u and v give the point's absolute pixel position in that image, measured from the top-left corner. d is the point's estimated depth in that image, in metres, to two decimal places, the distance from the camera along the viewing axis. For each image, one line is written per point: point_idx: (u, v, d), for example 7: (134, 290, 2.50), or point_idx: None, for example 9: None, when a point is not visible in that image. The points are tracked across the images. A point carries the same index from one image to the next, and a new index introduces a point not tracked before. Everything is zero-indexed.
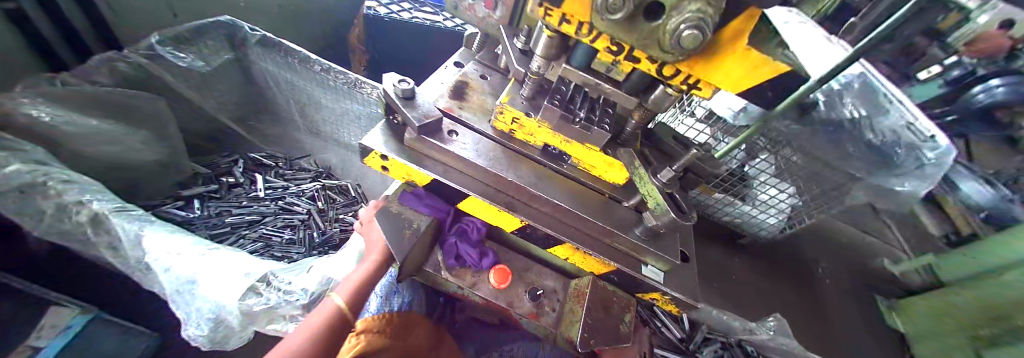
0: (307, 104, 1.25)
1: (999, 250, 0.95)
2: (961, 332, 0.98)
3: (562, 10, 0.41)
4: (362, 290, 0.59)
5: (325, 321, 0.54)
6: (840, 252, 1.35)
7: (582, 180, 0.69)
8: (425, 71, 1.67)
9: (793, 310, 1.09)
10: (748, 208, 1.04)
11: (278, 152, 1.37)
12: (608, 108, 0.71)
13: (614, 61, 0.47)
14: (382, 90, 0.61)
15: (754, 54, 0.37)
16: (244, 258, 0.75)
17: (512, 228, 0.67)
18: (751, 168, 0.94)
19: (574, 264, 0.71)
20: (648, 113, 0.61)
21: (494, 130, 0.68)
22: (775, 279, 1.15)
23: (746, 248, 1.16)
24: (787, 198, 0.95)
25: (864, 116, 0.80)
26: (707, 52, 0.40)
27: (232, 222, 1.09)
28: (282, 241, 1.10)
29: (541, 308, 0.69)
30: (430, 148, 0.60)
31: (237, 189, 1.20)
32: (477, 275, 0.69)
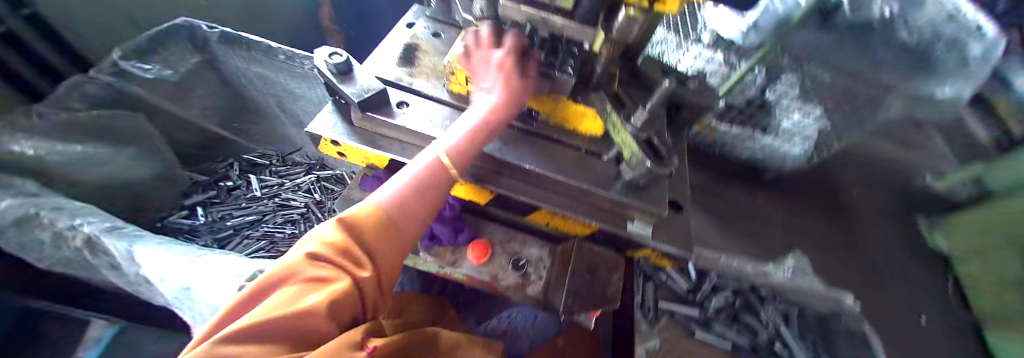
0: (285, 97, 1.13)
1: (999, 263, 0.84)
2: (991, 252, 0.87)
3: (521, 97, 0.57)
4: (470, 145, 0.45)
5: (424, 175, 0.42)
6: (882, 176, 1.15)
7: (555, 137, 0.58)
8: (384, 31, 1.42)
9: (837, 255, 0.98)
10: (769, 141, 0.90)
11: (270, 151, 1.36)
12: (541, 30, 0.47)
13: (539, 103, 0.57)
14: (316, 68, 0.58)
15: (588, 112, 0.55)
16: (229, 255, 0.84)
17: (486, 201, 0.63)
18: (771, 93, 0.86)
19: (557, 228, 0.65)
20: (620, 47, 0.46)
21: (451, 93, 0.62)
22: (809, 213, 1.04)
23: (773, 185, 1.04)
24: (812, 121, 0.84)
25: (898, 13, 0.82)
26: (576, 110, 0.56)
27: (234, 225, 1.14)
28: (285, 236, 1.13)
29: (526, 278, 0.64)
30: (378, 125, 0.56)
31: (237, 191, 1.23)
32: (457, 253, 0.66)
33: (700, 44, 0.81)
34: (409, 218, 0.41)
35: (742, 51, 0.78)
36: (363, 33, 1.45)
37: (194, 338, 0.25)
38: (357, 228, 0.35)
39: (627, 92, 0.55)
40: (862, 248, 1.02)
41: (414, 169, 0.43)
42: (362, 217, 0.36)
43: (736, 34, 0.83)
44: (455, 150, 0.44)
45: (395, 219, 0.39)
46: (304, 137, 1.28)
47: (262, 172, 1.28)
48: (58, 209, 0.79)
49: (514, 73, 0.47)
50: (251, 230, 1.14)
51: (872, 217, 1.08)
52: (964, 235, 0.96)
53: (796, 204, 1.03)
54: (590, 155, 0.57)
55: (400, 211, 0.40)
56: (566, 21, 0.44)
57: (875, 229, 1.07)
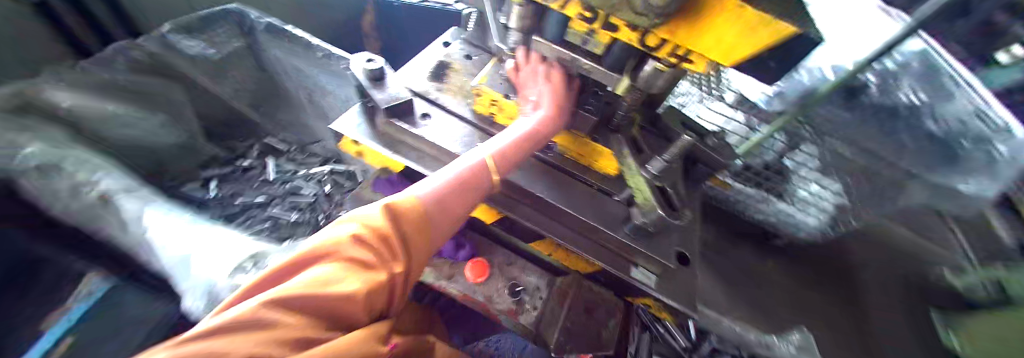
0: (314, 91, 1.18)
1: None
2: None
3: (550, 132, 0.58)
4: (513, 154, 0.48)
5: (467, 177, 0.44)
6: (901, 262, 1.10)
7: (570, 170, 0.59)
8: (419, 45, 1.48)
9: (843, 336, 0.94)
10: (785, 205, 0.91)
11: (290, 137, 1.37)
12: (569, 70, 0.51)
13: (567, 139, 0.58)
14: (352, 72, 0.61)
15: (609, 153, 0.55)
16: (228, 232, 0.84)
17: (492, 220, 0.63)
18: (789, 161, 0.86)
19: (559, 260, 0.64)
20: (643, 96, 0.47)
21: (475, 114, 0.63)
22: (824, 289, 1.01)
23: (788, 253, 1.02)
24: (832, 195, 0.87)
25: (923, 101, 0.82)
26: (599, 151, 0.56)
27: (243, 204, 1.15)
28: (289, 222, 1.12)
29: (521, 306, 0.62)
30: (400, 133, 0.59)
31: (252, 172, 1.25)
32: (455, 267, 0.65)
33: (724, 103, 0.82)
34: (446, 215, 0.42)
35: (766, 114, 0.78)
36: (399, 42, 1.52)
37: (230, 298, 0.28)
38: (397, 218, 0.36)
39: (646, 140, 0.56)
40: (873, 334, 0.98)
41: (460, 168, 0.44)
42: (404, 207, 0.38)
43: (760, 97, 0.81)
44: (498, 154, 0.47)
45: (432, 213, 0.40)
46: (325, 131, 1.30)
47: (280, 157, 1.30)
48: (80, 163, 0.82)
49: (560, 91, 0.52)
50: (258, 211, 1.15)
51: (882, 300, 1.07)
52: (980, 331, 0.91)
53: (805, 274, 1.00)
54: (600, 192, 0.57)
55: (439, 207, 0.41)
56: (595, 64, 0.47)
57: (885, 313, 1.06)
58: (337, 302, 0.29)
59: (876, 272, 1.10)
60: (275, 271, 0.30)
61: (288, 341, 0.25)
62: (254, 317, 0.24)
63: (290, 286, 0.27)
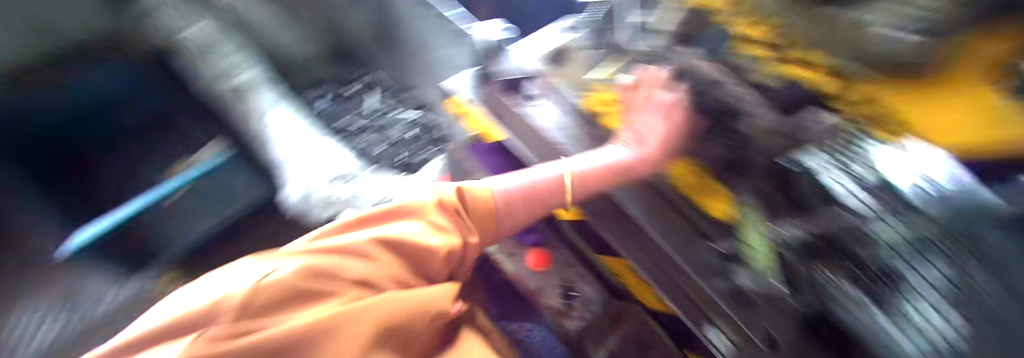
0: (422, 44, 1.23)
1: None
2: None
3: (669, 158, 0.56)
4: (597, 181, 0.52)
5: (545, 187, 0.51)
6: None
7: (671, 198, 0.53)
8: None
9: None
10: None
11: (393, 74, 1.37)
12: (711, 96, 0.49)
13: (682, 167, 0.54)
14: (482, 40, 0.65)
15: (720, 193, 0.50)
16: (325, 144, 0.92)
17: (568, 217, 0.62)
18: None
19: (626, 285, 0.59)
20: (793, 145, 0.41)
21: (584, 109, 0.60)
22: None
23: None
24: None
25: None
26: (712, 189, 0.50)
27: (343, 124, 1.26)
28: (375, 153, 1.19)
29: (569, 310, 0.63)
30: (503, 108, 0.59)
31: (356, 99, 1.32)
32: (516, 248, 0.69)
33: None
34: (514, 215, 0.50)
35: None
36: None
37: (345, 222, 0.40)
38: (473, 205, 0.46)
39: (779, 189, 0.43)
40: None
41: (541, 178, 0.52)
42: (481, 196, 0.47)
43: None
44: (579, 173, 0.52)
45: (504, 210, 0.49)
46: (423, 81, 1.31)
47: (382, 91, 1.34)
48: None
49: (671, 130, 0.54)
50: (354, 136, 1.23)
51: None
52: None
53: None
54: (696, 233, 0.51)
55: (510, 205, 0.49)
56: (741, 88, 0.45)
57: None
58: (420, 252, 0.39)
59: None
60: (375, 214, 0.41)
61: (384, 268, 0.35)
62: (355, 246, 0.35)
63: (383, 232, 0.38)
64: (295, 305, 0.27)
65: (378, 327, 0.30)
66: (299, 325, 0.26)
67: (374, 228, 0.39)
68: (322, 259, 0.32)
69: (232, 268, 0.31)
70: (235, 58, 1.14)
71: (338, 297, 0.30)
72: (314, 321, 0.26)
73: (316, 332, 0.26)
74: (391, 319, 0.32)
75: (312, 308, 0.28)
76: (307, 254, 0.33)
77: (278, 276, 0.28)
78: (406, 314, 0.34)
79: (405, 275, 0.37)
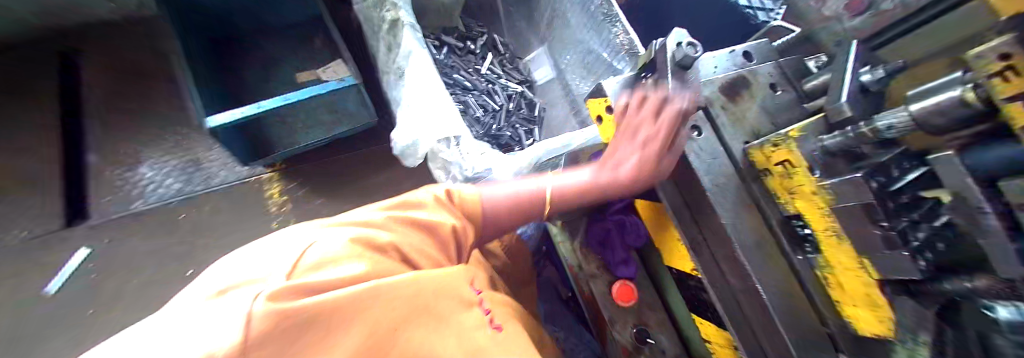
0: (557, 17, 1.18)
1: None
2: None
3: (825, 240, 0.46)
4: (570, 200, 0.57)
5: (527, 196, 0.57)
6: None
7: (811, 291, 0.49)
8: None
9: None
10: None
11: (509, 42, 1.37)
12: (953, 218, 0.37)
13: (838, 256, 0.45)
14: (660, 42, 0.55)
15: (883, 310, 0.42)
16: None
17: (674, 265, 0.59)
18: None
19: (710, 349, 0.59)
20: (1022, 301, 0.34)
21: (746, 159, 0.51)
22: None
23: None
24: None
25: None
26: (874, 300, 0.43)
27: (452, 80, 1.22)
28: (471, 116, 1.17)
29: (640, 351, 0.59)
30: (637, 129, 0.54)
31: (469, 56, 1.30)
32: (603, 271, 0.64)
33: None
34: (502, 216, 0.56)
35: None
36: None
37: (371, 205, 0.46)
38: (467, 204, 0.52)
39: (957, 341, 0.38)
40: None
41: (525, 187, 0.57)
42: (472, 197, 0.53)
43: None
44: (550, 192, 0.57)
45: (489, 206, 0.55)
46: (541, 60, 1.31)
47: (496, 54, 1.33)
48: None
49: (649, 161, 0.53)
50: (458, 93, 1.21)
51: None
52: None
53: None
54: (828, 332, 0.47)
55: (496, 204, 0.55)
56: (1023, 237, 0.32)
57: None
58: (429, 229, 0.45)
59: None
60: (390, 202, 0.46)
61: (405, 247, 0.40)
62: (373, 223, 0.40)
63: (396, 215, 0.43)
64: (335, 269, 0.31)
65: (412, 300, 0.33)
66: (348, 292, 0.28)
67: (394, 212, 0.44)
68: (353, 233, 0.36)
69: (268, 240, 0.34)
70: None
71: (372, 266, 0.33)
72: (359, 290, 0.29)
73: (362, 296, 0.29)
74: (421, 293, 0.34)
75: (354, 274, 0.31)
76: (335, 229, 0.37)
77: (323, 250, 0.32)
78: (434, 294, 0.35)
79: (424, 256, 0.42)
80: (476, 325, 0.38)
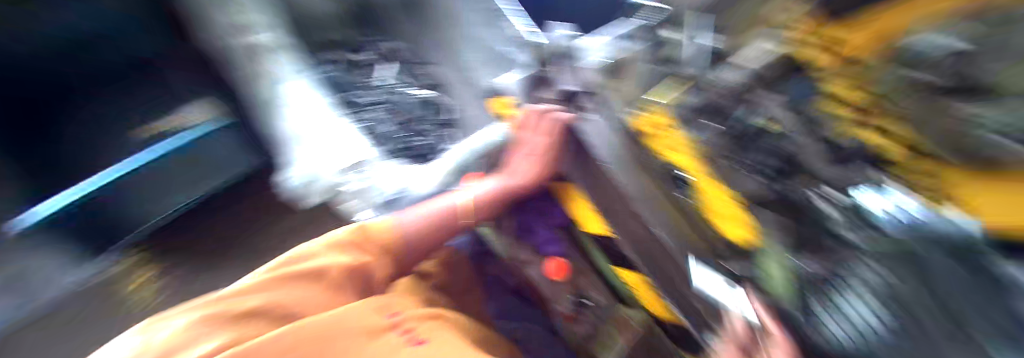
0: (444, 11, 1.14)
1: None
2: None
3: (698, 184, 0.49)
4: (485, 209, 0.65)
5: (439, 215, 0.64)
6: None
7: (707, 233, 0.51)
8: None
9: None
10: None
11: (403, 47, 1.33)
12: None
13: (709, 193, 0.48)
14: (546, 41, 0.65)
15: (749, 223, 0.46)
16: (342, 129, 0.90)
17: (595, 234, 0.64)
18: None
19: (637, 298, 0.66)
20: None
21: (632, 123, 0.52)
22: None
23: None
24: None
25: None
26: (744, 220, 0.46)
27: (344, 98, 1.23)
28: (377, 132, 1.18)
29: (579, 313, 0.71)
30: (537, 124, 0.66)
31: (361, 68, 1.31)
32: (535, 255, 0.71)
33: None
34: (418, 240, 0.62)
35: None
36: None
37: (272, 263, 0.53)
38: (367, 242, 0.57)
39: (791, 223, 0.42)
40: None
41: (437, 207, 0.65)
42: (378, 231, 0.59)
43: None
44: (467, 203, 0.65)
45: (401, 236, 0.60)
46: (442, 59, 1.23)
47: (391, 62, 1.31)
48: None
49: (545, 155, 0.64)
50: (353, 110, 1.21)
51: None
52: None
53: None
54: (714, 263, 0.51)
55: (408, 230, 0.61)
56: None
57: None
58: (320, 274, 0.51)
59: None
60: (287, 257, 0.53)
61: (290, 299, 0.47)
62: (260, 286, 0.47)
63: (283, 270, 0.50)
64: (192, 349, 0.38)
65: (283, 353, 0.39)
66: None
67: (286, 266, 0.51)
68: (218, 307, 0.43)
69: (151, 328, 0.42)
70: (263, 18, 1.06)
71: (232, 336, 0.40)
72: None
73: None
74: (298, 342, 0.41)
75: (208, 348, 0.38)
76: (212, 304, 0.44)
77: (176, 332, 0.40)
78: (313, 337, 0.42)
79: (313, 303, 0.48)
80: (386, 348, 0.45)
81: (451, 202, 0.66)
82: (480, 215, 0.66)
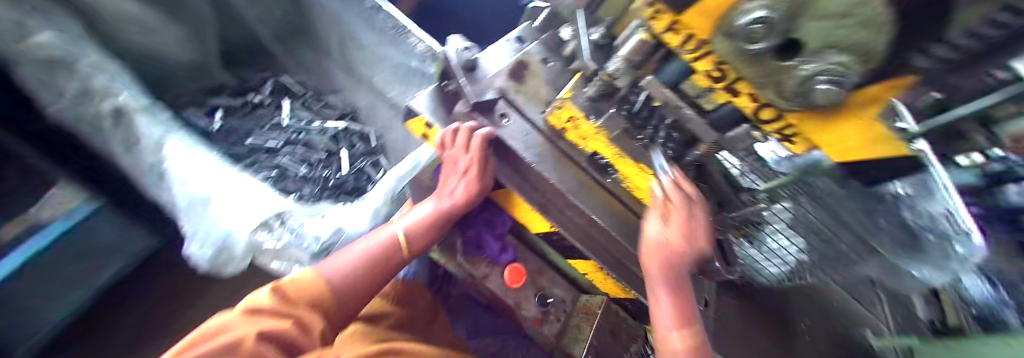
0: (348, 40, 1.15)
1: None
2: None
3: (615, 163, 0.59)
4: (427, 233, 0.60)
5: (379, 251, 0.57)
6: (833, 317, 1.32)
7: (626, 200, 0.62)
8: (463, 24, 1.57)
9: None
10: (752, 251, 0.84)
11: (308, 79, 1.34)
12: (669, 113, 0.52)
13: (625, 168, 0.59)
14: (445, 52, 0.62)
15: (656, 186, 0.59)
16: (248, 182, 0.77)
17: (540, 231, 0.68)
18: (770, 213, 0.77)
19: (592, 281, 0.70)
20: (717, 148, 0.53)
21: (547, 124, 0.61)
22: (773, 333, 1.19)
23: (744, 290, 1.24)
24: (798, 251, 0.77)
25: None
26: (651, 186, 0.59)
27: (251, 145, 1.11)
28: (297, 175, 1.09)
29: (546, 314, 0.68)
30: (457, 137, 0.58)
31: (261, 110, 1.19)
32: (491, 267, 0.69)
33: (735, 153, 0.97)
34: (356, 284, 0.53)
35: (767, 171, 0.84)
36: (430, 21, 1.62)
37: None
38: (296, 299, 0.47)
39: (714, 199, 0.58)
40: None
41: (374, 243, 0.57)
42: (306, 282, 0.49)
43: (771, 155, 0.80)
44: (406, 233, 0.59)
45: (334, 284, 0.51)
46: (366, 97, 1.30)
47: (295, 100, 1.25)
48: (104, 64, 0.79)
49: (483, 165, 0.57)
50: (265, 157, 1.10)
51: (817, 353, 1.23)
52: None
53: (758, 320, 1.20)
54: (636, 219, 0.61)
55: (341, 275, 0.52)
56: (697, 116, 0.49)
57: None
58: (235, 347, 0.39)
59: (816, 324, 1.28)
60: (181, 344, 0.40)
61: None
62: None
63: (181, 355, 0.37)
64: None
65: None
66: None
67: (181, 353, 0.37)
68: None
69: None
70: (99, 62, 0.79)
71: None
72: None
73: None
74: None
75: None
76: None
77: None
78: None
79: None
80: None
81: (389, 231, 0.59)
82: (419, 242, 0.60)
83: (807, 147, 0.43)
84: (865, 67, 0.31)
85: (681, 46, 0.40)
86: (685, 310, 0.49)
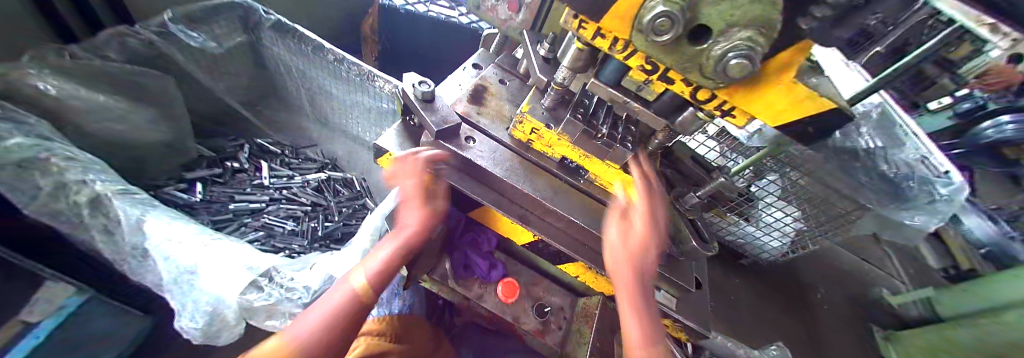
0: (319, 94, 1.21)
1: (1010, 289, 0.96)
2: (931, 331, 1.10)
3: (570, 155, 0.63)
4: (385, 272, 0.56)
5: (342, 305, 0.52)
6: (843, 281, 1.38)
7: (597, 197, 0.65)
8: (428, 60, 1.66)
9: (776, 332, 1.19)
10: (751, 228, 1.15)
11: (283, 139, 1.37)
12: (619, 109, 0.55)
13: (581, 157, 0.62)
14: (403, 90, 0.65)
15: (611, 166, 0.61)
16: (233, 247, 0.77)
17: (524, 242, 0.69)
18: (761, 189, 1.01)
19: (585, 282, 0.71)
20: (672, 134, 0.57)
21: (512, 138, 0.66)
22: (776, 299, 1.26)
23: (748, 269, 1.30)
24: (791, 221, 1.05)
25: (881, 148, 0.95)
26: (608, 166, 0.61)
27: (235, 210, 1.11)
28: (284, 231, 1.10)
29: (546, 325, 0.68)
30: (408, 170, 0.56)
31: (241, 175, 1.21)
32: (484, 287, 0.69)
33: (705, 136, 1.04)
34: (323, 347, 0.47)
35: (739, 147, 0.97)
36: (395, 64, 1.71)
37: None
38: None
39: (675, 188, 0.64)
40: (821, 336, 1.23)
41: (333, 300, 0.52)
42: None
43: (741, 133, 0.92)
44: (363, 282, 0.55)
45: (296, 353, 0.45)
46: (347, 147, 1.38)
47: (273, 161, 1.27)
48: (76, 154, 0.81)
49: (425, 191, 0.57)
50: (251, 218, 1.11)
51: (834, 319, 1.28)
52: (909, 347, 1.16)
53: (764, 292, 1.26)
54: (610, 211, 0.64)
55: (303, 344, 0.46)
56: (642, 108, 0.52)
57: (836, 330, 1.25)
58: None
59: (827, 289, 1.34)
60: None
61: None
62: None
63: None
64: None
65: None
66: None
67: None
68: None
69: None
70: (75, 151, 0.81)
71: None
72: None
73: None
74: None
75: None
76: None
77: None
78: None
79: None
80: None
81: (344, 285, 0.54)
82: (377, 286, 0.56)
83: (748, 116, 0.46)
84: (769, 38, 0.34)
85: (612, 48, 0.43)
86: (650, 322, 0.49)
